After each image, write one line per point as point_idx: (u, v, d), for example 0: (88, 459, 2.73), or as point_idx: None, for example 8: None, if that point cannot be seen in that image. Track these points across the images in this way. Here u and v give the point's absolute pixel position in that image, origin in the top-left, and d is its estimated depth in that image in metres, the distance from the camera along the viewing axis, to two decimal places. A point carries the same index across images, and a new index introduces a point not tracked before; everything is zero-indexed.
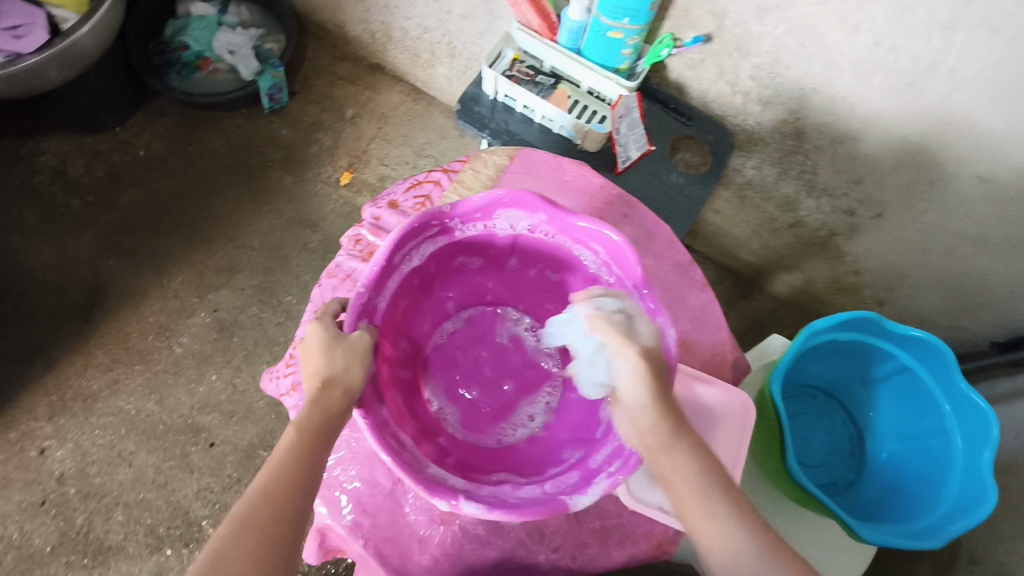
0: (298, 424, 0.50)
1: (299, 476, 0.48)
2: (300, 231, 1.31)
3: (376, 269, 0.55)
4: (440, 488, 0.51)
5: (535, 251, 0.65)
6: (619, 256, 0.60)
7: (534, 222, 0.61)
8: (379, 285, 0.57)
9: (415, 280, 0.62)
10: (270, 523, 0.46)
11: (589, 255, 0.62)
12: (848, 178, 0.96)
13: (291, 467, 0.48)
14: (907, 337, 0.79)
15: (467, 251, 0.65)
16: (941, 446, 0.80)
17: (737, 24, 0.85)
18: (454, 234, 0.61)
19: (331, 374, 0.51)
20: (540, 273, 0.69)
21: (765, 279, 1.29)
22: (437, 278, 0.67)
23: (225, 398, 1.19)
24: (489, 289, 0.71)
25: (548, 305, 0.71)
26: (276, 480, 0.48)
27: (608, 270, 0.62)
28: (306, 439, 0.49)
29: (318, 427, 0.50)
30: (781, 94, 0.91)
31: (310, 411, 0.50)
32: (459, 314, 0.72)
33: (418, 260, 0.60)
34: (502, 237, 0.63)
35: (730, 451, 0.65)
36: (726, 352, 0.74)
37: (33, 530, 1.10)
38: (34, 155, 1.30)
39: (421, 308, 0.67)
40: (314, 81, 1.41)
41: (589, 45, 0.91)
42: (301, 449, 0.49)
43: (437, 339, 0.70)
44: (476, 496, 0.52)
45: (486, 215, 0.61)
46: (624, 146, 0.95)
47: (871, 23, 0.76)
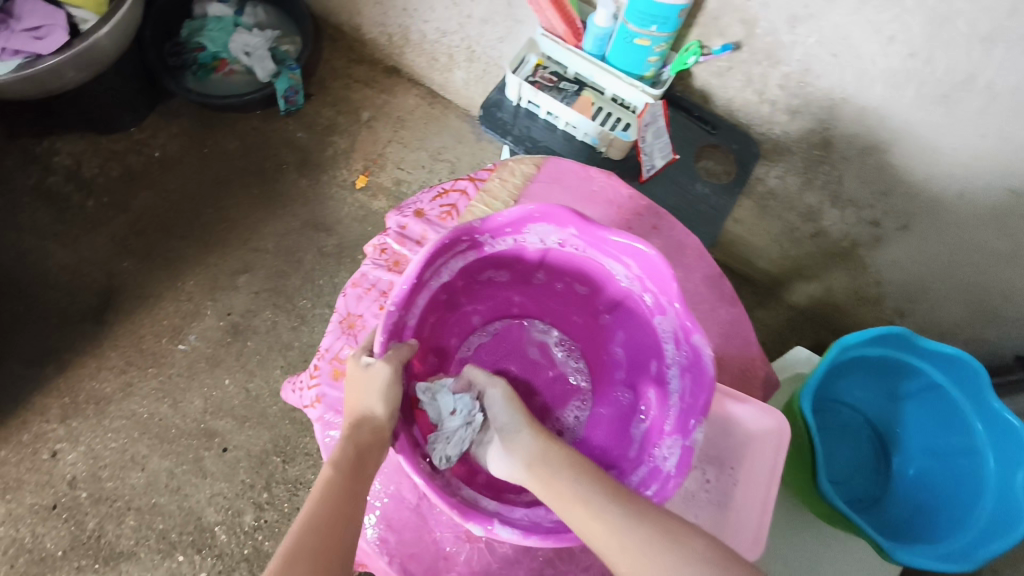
0: (335, 461, 0.49)
1: (344, 509, 0.46)
2: (315, 235, 1.30)
3: (407, 286, 0.54)
4: (474, 513, 0.52)
5: (565, 266, 0.64)
6: (652, 269, 0.57)
7: (563, 236, 0.59)
8: (409, 302, 0.56)
9: (442, 295, 0.61)
10: (321, 556, 0.43)
11: (620, 269, 0.60)
12: (875, 190, 0.95)
13: (334, 501, 0.46)
14: (939, 354, 0.78)
15: (494, 265, 0.63)
16: (971, 465, 0.78)
17: (768, 33, 0.83)
18: (483, 248, 0.59)
19: (361, 412, 0.52)
20: (567, 286, 0.68)
21: (784, 289, 1.27)
22: (463, 293, 0.66)
23: (239, 403, 1.18)
24: (516, 303, 0.71)
25: (575, 318, 0.71)
26: (320, 514, 0.45)
27: (642, 284, 0.59)
28: (345, 475, 0.48)
29: (355, 461, 0.49)
30: (810, 104, 0.89)
31: (344, 447, 0.50)
32: (485, 327, 0.72)
33: (446, 276, 0.59)
34: (532, 251, 0.61)
35: (763, 471, 0.64)
36: (755, 368, 0.73)
37: (44, 533, 1.08)
38: (49, 154, 1.29)
39: (448, 321, 0.67)
40: (330, 83, 1.40)
41: (614, 52, 0.89)
42: (342, 483, 0.48)
43: (463, 353, 0.70)
44: (509, 518, 0.54)
45: (516, 229, 0.58)
46: (649, 154, 0.93)
47: (906, 34, 0.74)
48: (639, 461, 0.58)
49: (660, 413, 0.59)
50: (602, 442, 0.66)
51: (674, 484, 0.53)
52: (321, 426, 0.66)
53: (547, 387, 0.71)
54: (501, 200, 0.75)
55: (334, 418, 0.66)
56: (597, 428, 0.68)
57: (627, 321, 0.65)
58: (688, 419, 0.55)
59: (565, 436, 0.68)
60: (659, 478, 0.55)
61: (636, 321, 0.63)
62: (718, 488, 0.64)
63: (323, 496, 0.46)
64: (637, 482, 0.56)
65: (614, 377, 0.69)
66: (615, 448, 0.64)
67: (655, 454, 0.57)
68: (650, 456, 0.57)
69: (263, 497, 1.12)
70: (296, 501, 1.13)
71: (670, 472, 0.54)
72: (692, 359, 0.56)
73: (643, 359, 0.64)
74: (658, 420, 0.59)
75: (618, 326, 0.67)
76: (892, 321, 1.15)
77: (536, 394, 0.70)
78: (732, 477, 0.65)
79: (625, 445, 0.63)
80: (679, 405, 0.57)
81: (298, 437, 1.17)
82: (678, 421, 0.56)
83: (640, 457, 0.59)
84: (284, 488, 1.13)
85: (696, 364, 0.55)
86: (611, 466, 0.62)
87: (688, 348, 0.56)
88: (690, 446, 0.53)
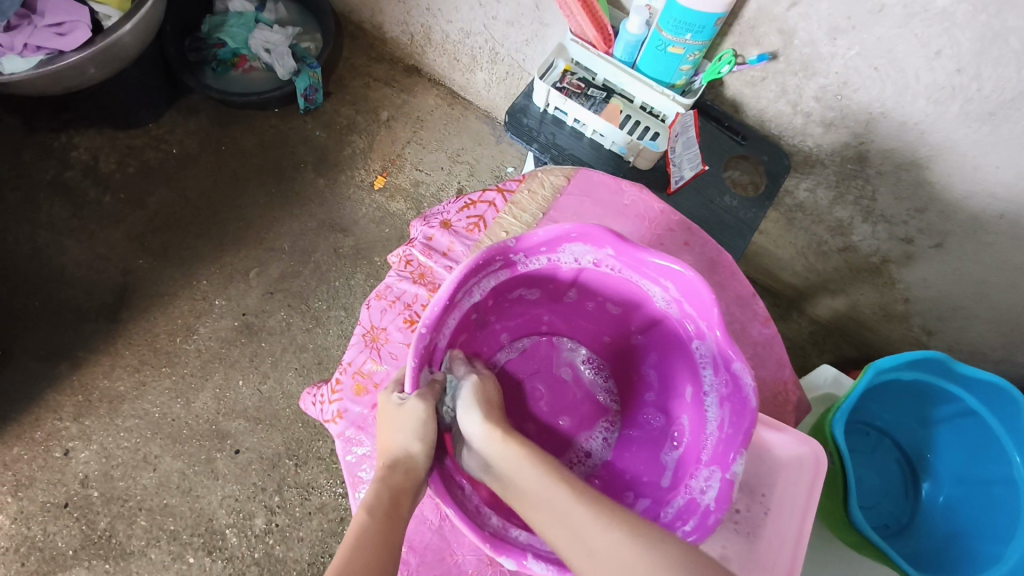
0: (368, 507, 0.51)
1: (377, 556, 0.48)
2: (332, 235, 1.28)
3: (439, 308, 0.54)
4: (507, 546, 0.52)
5: (597, 286, 0.64)
6: (691, 293, 0.57)
7: (599, 256, 0.59)
8: (439, 323, 0.55)
9: (473, 314, 0.61)
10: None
11: (658, 290, 0.60)
12: (910, 207, 0.92)
13: (367, 550, 0.48)
14: (977, 380, 0.75)
15: (526, 283, 0.63)
16: (1005, 496, 0.75)
17: (807, 44, 0.80)
18: (516, 267, 0.59)
19: (394, 453, 0.54)
20: (599, 306, 0.69)
21: (807, 302, 1.25)
22: (493, 310, 0.66)
23: (252, 404, 1.17)
24: (545, 321, 0.74)
25: (605, 338, 0.73)
26: (354, 560, 0.47)
27: (681, 306, 0.59)
28: (379, 520, 0.50)
29: (389, 505, 0.51)
30: (847, 118, 0.86)
31: (378, 490, 0.52)
32: (512, 343, 0.74)
33: (477, 295, 0.58)
34: (566, 269, 0.61)
35: (798, 500, 0.62)
36: (788, 392, 0.71)
37: (55, 532, 1.08)
38: (66, 149, 1.28)
39: (478, 338, 0.67)
40: (349, 82, 1.38)
41: (645, 60, 0.86)
42: (375, 528, 0.49)
43: (490, 369, 0.73)
44: (541, 551, 0.53)
45: (551, 249, 0.58)
46: (678, 165, 0.90)
47: (955, 49, 0.72)
48: (674, 492, 0.59)
49: (696, 440, 0.59)
50: (631, 466, 0.68)
51: (717, 520, 0.53)
52: (342, 442, 0.68)
53: (575, 407, 0.74)
54: (529, 212, 0.77)
55: (355, 434, 0.68)
56: (625, 449, 0.71)
57: (660, 343, 0.66)
58: (727, 452, 0.55)
59: (593, 458, 0.71)
60: (697, 513, 0.55)
61: (670, 345, 0.64)
62: (748, 518, 0.62)
63: (357, 541, 0.48)
64: (673, 514, 0.57)
65: (643, 399, 0.71)
66: (646, 473, 0.65)
67: (691, 485, 0.56)
68: (687, 487, 0.57)
69: (274, 500, 1.11)
70: (307, 506, 1.11)
71: (709, 507, 0.54)
72: (733, 389, 0.56)
73: (677, 385, 0.64)
74: (695, 447, 0.60)
75: (651, 348, 0.68)
76: (919, 339, 1.12)
77: (565, 415, 0.74)
78: (763, 504, 0.63)
79: (658, 472, 0.64)
80: (718, 435, 0.57)
81: (311, 440, 1.15)
82: (717, 453, 0.56)
83: (674, 489, 0.59)
84: (296, 492, 1.12)
85: (737, 394, 0.55)
86: (644, 493, 0.63)
87: (728, 377, 0.56)
88: (731, 480, 0.53)
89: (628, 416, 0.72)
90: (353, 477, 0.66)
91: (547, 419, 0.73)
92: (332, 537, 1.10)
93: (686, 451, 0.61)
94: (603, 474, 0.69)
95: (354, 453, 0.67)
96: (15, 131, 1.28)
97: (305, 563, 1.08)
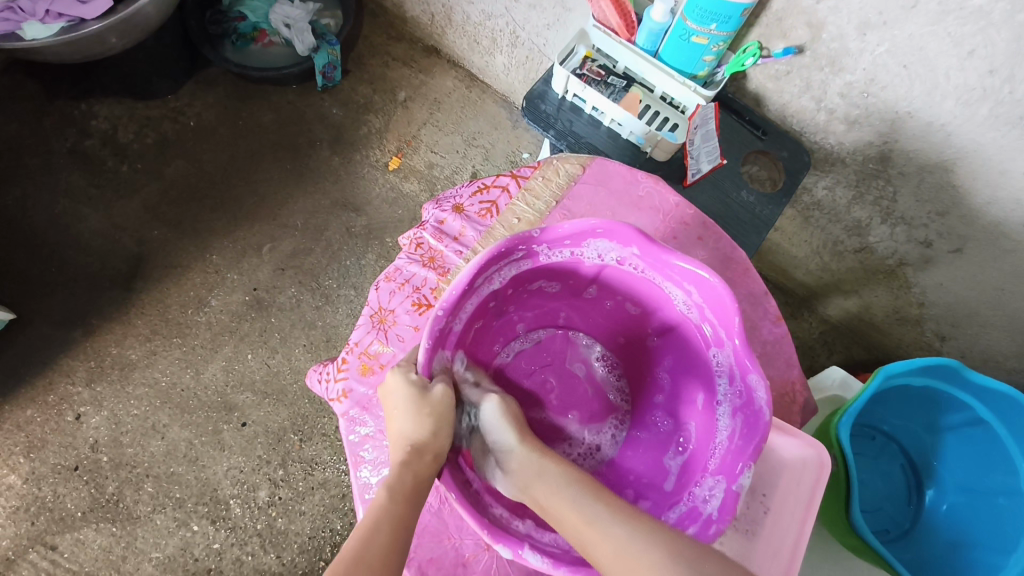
0: (389, 486, 0.51)
1: (393, 540, 0.49)
2: (344, 214, 1.28)
3: (457, 291, 0.54)
4: (505, 535, 0.53)
5: (618, 284, 0.65)
6: (712, 299, 0.57)
7: (624, 254, 0.59)
8: (457, 308, 0.56)
9: (490, 302, 0.62)
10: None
11: (681, 294, 0.60)
12: (931, 209, 0.90)
13: (383, 529, 0.49)
14: (988, 390, 0.74)
15: (547, 276, 0.64)
16: (1011, 508, 0.75)
17: (835, 38, 0.78)
18: (538, 258, 0.59)
19: (417, 438, 0.54)
20: (618, 304, 0.69)
21: (819, 301, 1.23)
22: (512, 300, 0.67)
23: (260, 378, 1.18)
24: (563, 315, 0.74)
25: (621, 339, 0.74)
26: (372, 544, 0.48)
27: (701, 312, 0.59)
28: (398, 502, 0.51)
29: (410, 488, 0.52)
30: (872, 116, 0.85)
31: (401, 473, 0.52)
32: (527, 334, 0.75)
33: (497, 283, 0.59)
34: (589, 264, 0.61)
35: (799, 507, 0.62)
36: (794, 392, 0.70)
37: (66, 493, 1.10)
38: (87, 118, 1.29)
39: (493, 326, 0.68)
40: (368, 60, 1.38)
41: (668, 49, 0.84)
42: (392, 512, 0.50)
43: (504, 358, 0.73)
44: (539, 543, 0.54)
45: (575, 242, 0.59)
46: (697, 158, 0.89)
47: (988, 50, 0.70)
48: (676, 498, 0.59)
49: (705, 446, 0.60)
50: (635, 468, 0.68)
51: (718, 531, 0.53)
52: (345, 421, 0.68)
53: (585, 403, 0.74)
54: (543, 200, 0.76)
55: (359, 414, 0.68)
56: (630, 448, 0.71)
57: (675, 346, 0.66)
58: (735, 463, 0.55)
59: (599, 454, 0.71)
60: (699, 520, 0.55)
61: (686, 349, 0.64)
62: (748, 516, 0.62)
63: (373, 524, 0.49)
64: (674, 519, 0.57)
65: (653, 401, 0.71)
66: (650, 475, 0.66)
67: (695, 492, 0.57)
68: (690, 495, 0.57)
69: (278, 474, 1.13)
70: (310, 481, 1.13)
71: (711, 516, 0.54)
72: (747, 399, 0.56)
73: (690, 390, 0.65)
74: (703, 452, 0.60)
75: (666, 350, 0.68)
76: (931, 345, 1.11)
77: (574, 409, 0.74)
78: (763, 505, 0.62)
79: (663, 476, 0.64)
80: (727, 444, 0.57)
81: (316, 416, 1.16)
82: (724, 463, 0.56)
83: (678, 494, 0.60)
84: (300, 467, 1.13)
85: (751, 406, 0.55)
86: (645, 495, 0.63)
87: (743, 387, 0.57)
88: (736, 491, 0.54)
89: (639, 417, 0.72)
90: (355, 456, 0.66)
91: (556, 413, 0.73)
92: (333, 513, 1.11)
93: (692, 457, 0.62)
94: (606, 470, 0.70)
95: (358, 432, 0.67)
96: (36, 98, 1.29)
97: (305, 537, 1.10)
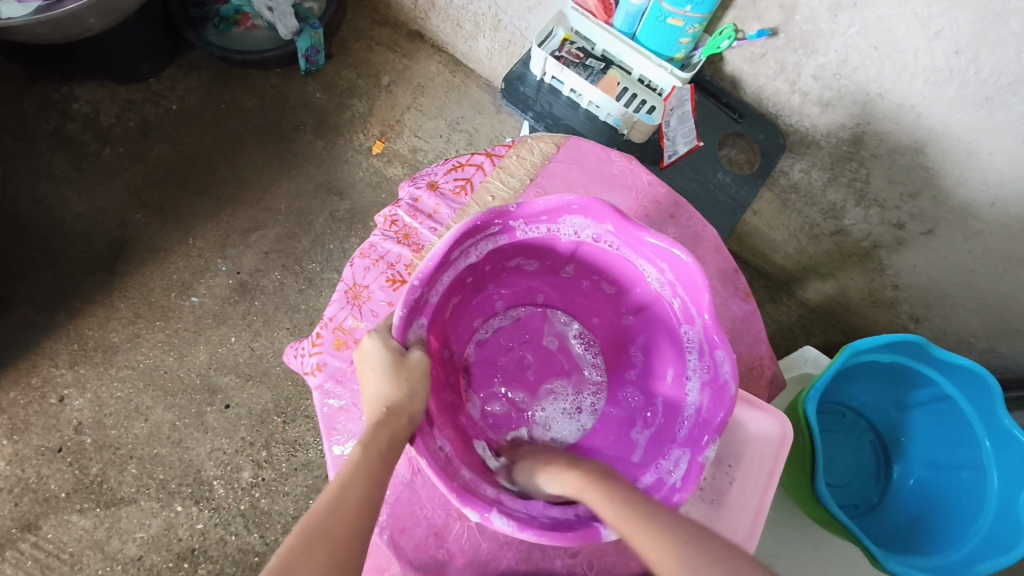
0: (364, 444, 0.52)
1: (368, 496, 0.49)
2: (328, 198, 1.28)
3: (433, 263, 0.55)
4: (474, 499, 0.54)
5: (593, 263, 0.66)
6: (685, 278, 0.59)
7: (599, 232, 0.61)
8: (433, 278, 0.57)
9: (468, 277, 0.63)
10: (341, 542, 0.45)
11: (654, 272, 0.61)
12: (903, 191, 0.91)
13: (353, 485, 0.49)
14: (951, 365, 0.76)
15: (524, 254, 0.66)
16: (974, 480, 0.77)
17: (807, 20, 0.80)
18: (515, 234, 0.61)
19: (395, 399, 0.54)
20: (594, 284, 0.71)
21: (797, 285, 1.24)
22: (490, 277, 0.69)
23: (243, 360, 1.18)
24: (540, 293, 0.75)
25: (596, 318, 0.75)
26: (345, 499, 0.48)
27: (673, 290, 0.61)
28: (372, 460, 0.51)
29: (385, 449, 0.52)
30: (844, 98, 0.86)
31: (375, 434, 0.52)
32: (506, 312, 0.76)
33: (474, 256, 0.61)
34: (565, 242, 0.63)
35: (762, 484, 0.64)
36: (762, 367, 0.72)
37: (49, 475, 1.11)
38: (68, 101, 1.28)
39: (471, 302, 0.70)
40: (352, 44, 1.38)
41: (645, 31, 0.85)
42: (367, 469, 0.50)
43: (482, 334, 0.75)
44: (507, 509, 0.56)
45: (551, 219, 0.60)
46: (672, 139, 0.90)
47: (954, 31, 0.71)
48: (645, 468, 0.61)
49: (674, 420, 0.62)
50: (606, 440, 0.71)
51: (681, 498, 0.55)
52: (319, 393, 0.69)
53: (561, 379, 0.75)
54: (517, 177, 0.77)
55: (333, 387, 0.69)
56: (602, 424, 0.72)
57: (649, 324, 0.68)
58: (702, 436, 0.57)
59: (573, 429, 0.72)
60: (663, 490, 0.57)
61: (660, 326, 0.66)
62: (713, 486, 0.64)
63: (348, 480, 0.49)
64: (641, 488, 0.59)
65: (625, 376, 0.73)
66: (622, 450, 0.68)
67: (661, 464, 0.59)
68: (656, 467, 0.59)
69: (262, 455, 1.14)
70: (294, 462, 1.14)
71: (675, 485, 0.56)
72: (714, 375, 0.58)
73: (661, 367, 0.67)
74: (672, 426, 0.63)
75: (640, 330, 0.70)
76: (906, 326, 1.13)
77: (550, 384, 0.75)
78: (729, 474, 0.64)
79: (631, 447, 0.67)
80: (695, 418, 0.60)
81: (299, 398, 1.17)
82: (691, 436, 0.59)
83: (646, 466, 0.61)
84: (283, 449, 1.14)
85: (718, 381, 0.58)
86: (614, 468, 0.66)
87: (710, 362, 0.59)
88: (702, 462, 0.56)
89: (615, 390, 0.73)
90: (329, 428, 0.67)
91: (532, 390, 0.75)
92: (316, 493, 1.12)
93: (660, 436, 0.64)
94: (577, 444, 0.71)
95: (331, 405, 0.68)
96: (17, 81, 1.28)
97: (289, 517, 1.11)
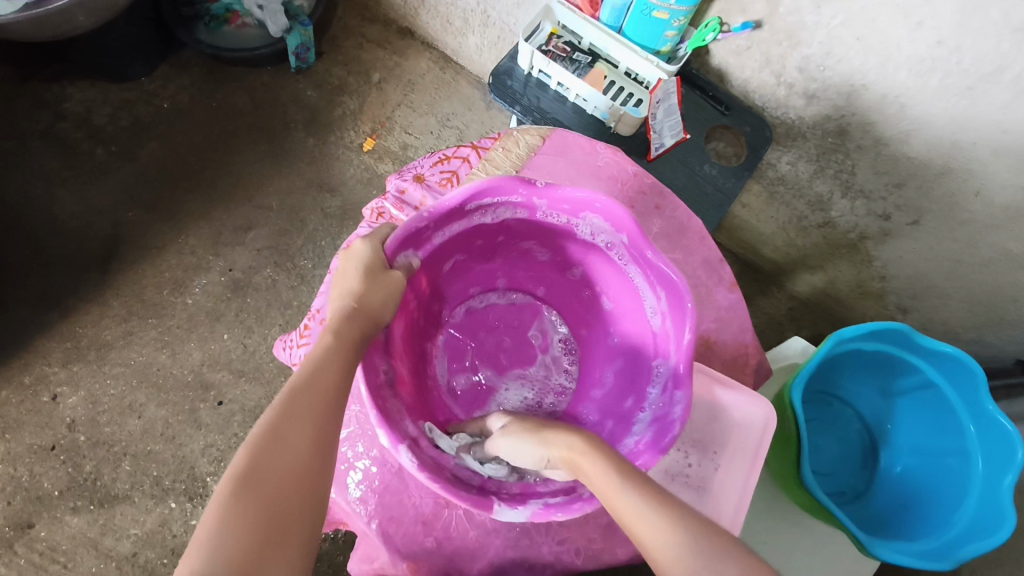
0: (337, 332, 0.53)
1: (342, 376, 0.51)
2: (319, 195, 1.29)
3: (447, 206, 0.57)
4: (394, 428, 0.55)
5: (599, 269, 0.68)
6: (678, 316, 0.59)
7: (613, 240, 0.61)
8: (443, 222, 0.59)
9: (477, 240, 0.66)
10: (320, 415, 0.48)
11: (652, 298, 0.62)
12: (888, 181, 0.92)
13: (328, 363, 0.51)
14: (935, 353, 0.77)
15: (539, 240, 0.67)
16: (959, 466, 0.78)
17: (792, 12, 0.80)
18: (536, 213, 0.61)
19: (367, 300, 0.55)
20: (594, 295, 0.72)
21: (787, 278, 1.25)
22: (501, 252, 0.70)
23: (236, 357, 1.19)
24: (541, 287, 0.77)
25: (582, 330, 0.77)
26: (322, 378, 0.50)
27: (662, 320, 0.62)
28: (344, 347, 0.52)
29: (358, 341, 0.53)
30: (829, 89, 0.86)
31: (348, 325, 0.54)
32: (506, 292, 0.78)
33: (490, 220, 0.62)
34: (580, 239, 0.64)
35: (729, 469, 0.64)
36: (747, 355, 0.73)
37: (42, 473, 1.11)
38: (59, 100, 1.29)
39: (474, 268, 0.72)
40: (342, 42, 1.38)
41: (632, 25, 0.86)
42: (341, 353, 0.52)
43: (476, 302, 0.78)
44: (420, 451, 0.57)
45: (573, 211, 0.61)
46: (659, 132, 0.92)
47: (936, 21, 0.72)
48: None
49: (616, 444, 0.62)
50: None
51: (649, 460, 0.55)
52: None
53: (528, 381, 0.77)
54: (502, 169, 0.78)
55: None
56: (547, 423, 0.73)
57: (631, 346, 0.68)
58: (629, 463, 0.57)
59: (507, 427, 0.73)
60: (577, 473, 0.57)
61: (640, 350, 0.66)
62: (698, 474, 0.65)
63: (323, 359, 0.51)
64: None
65: (589, 394, 0.74)
66: None
67: None
68: None
69: None
70: None
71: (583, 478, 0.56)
72: (665, 411, 0.58)
73: (626, 392, 0.67)
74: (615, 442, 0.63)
75: (620, 353, 0.71)
76: (894, 317, 1.13)
77: (513, 380, 0.77)
78: (713, 461, 0.65)
79: None
80: (631, 447, 0.59)
81: None
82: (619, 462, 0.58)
83: None
84: None
85: (667, 418, 0.57)
86: None
87: (666, 400, 0.59)
88: None
89: (575, 405, 0.74)
90: None
91: (500, 370, 0.77)
92: None
93: None
94: None
95: None
96: (10, 81, 1.28)
97: None
